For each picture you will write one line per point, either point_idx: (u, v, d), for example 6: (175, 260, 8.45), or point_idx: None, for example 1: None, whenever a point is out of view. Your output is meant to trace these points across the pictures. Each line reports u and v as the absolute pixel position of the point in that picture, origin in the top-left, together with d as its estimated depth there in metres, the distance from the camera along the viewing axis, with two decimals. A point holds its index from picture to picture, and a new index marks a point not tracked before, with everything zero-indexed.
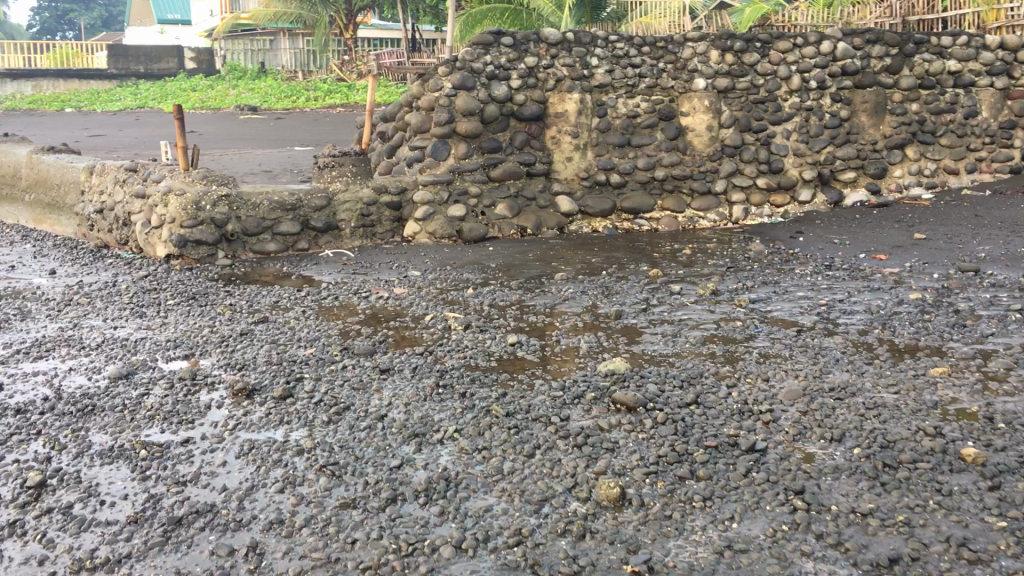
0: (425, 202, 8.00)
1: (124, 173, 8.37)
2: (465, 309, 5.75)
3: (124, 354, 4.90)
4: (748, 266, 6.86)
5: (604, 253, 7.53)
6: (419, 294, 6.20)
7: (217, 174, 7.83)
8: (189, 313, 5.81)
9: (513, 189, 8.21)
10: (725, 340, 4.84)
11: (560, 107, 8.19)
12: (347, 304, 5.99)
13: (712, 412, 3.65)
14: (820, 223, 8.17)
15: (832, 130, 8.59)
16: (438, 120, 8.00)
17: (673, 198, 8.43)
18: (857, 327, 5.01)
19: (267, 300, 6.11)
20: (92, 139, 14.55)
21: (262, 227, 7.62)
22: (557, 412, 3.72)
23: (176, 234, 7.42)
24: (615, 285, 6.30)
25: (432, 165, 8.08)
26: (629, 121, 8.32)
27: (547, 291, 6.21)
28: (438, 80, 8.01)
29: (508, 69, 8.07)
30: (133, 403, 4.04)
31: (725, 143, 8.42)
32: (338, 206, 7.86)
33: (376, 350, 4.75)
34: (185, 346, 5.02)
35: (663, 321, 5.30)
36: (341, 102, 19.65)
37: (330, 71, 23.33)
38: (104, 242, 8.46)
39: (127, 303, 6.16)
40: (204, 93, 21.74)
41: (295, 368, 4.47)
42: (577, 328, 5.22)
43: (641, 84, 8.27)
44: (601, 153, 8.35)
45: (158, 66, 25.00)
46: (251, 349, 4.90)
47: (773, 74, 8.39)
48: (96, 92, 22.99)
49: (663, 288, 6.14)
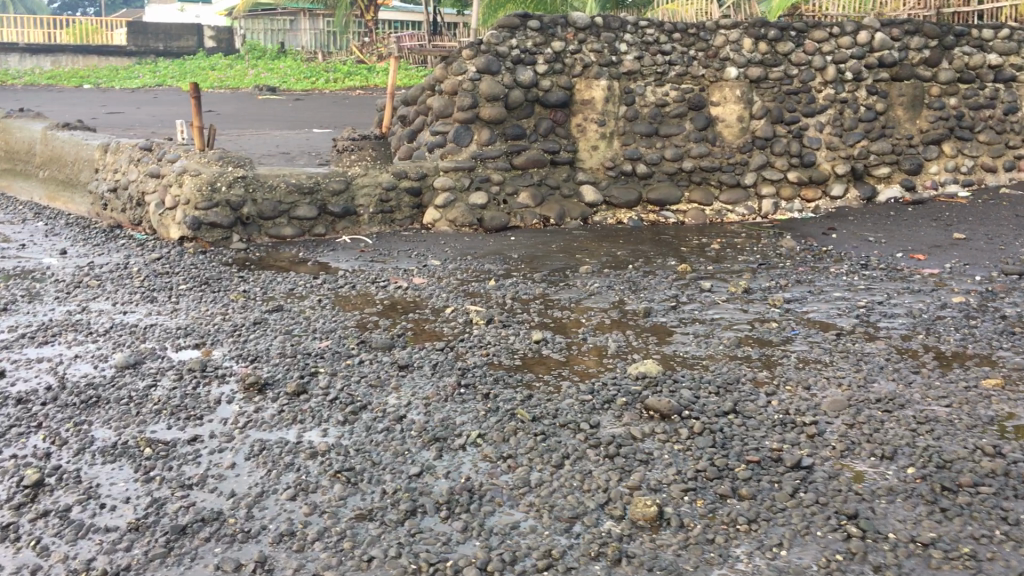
0: (446, 188, 7.78)
1: (139, 152, 8.20)
2: (486, 302, 5.53)
3: (132, 341, 4.71)
4: (780, 263, 6.61)
5: (629, 246, 7.29)
6: (439, 285, 5.99)
7: (233, 155, 7.64)
8: (202, 299, 5.62)
9: (536, 177, 7.97)
10: (760, 342, 4.61)
11: (587, 94, 7.94)
12: (364, 294, 5.78)
13: (752, 422, 3.41)
14: (853, 220, 7.89)
15: (867, 124, 8.29)
16: (461, 105, 7.78)
17: (700, 190, 8.20)
18: (899, 331, 4.76)
19: (282, 288, 5.92)
20: (109, 116, 14.42)
21: (278, 211, 7.43)
22: (586, 418, 3.51)
23: (190, 216, 7.23)
24: (643, 281, 6.06)
25: (454, 151, 7.88)
26: (657, 110, 8.06)
27: (572, 285, 5.98)
28: (462, 63, 7.78)
29: (534, 53, 7.84)
30: (140, 396, 3.85)
31: (757, 135, 8.17)
32: (357, 191, 7.65)
33: (394, 344, 4.55)
34: (195, 335, 4.82)
35: (694, 321, 5.07)
36: (362, 84, 19.42)
37: (350, 53, 23.08)
38: (117, 221, 8.29)
39: (138, 286, 5.97)
40: (223, 72, 21.58)
41: (309, 362, 4.27)
42: (604, 326, 4.99)
43: (671, 71, 8.00)
44: (628, 143, 8.09)
45: (177, 44, 24.88)
46: (264, 340, 4.70)
47: (808, 64, 8.10)
48: (115, 68, 22.88)
49: (692, 285, 5.90)
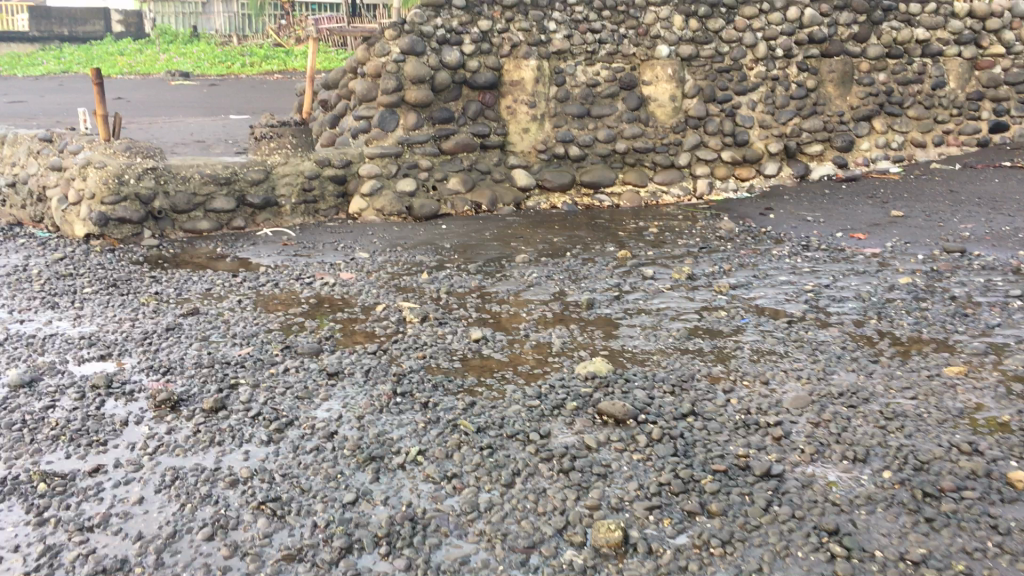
0: (372, 175, 7.41)
1: (39, 144, 7.64)
2: (420, 298, 5.20)
3: (28, 355, 4.28)
4: (721, 246, 6.42)
5: (565, 232, 7.04)
6: (368, 280, 5.64)
7: (143, 146, 7.16)
8: (109, 304, 5.18)
9: (467, 162, 7.67)
10: (710, 333, 4.39)
11: (516, 75, 7.62)
12: (288, 292, 5.40)
13: (713, 425, 3.16)
14: (790, 198, 7.77)
15: (799, 101, 8.15)
16: (385, 88, 7.37)
17: (635, 172, 7.96)
18: (851, 317, 4.58)
19: (197, 288, 5.50)
20: (10, 106, 13.61)
21: (192, 204, 6.98)
22: (535, 427, 3.23)
23: (97, 211, 6.72)
24: (582, 269, 5.81)
25: (380, 136, 7.51)
26: (589, 91, 7.79)
27: (508, 275, 5.69)
28: (385, 45, 7.39)
29: (461, 33, 7.46)
30: (35, 420, 3.44)
31: (690, 114, 7.95)
32: (277, 180, 7.24)
33: (322, 349, 4.19)
34: (100, 345, 4.40)
35: (640, 312, 4.82)
36: (280, 68, 18.78)
37: (267, 35, 22.33)
38: (17, 219, 7.72)
39: (38, 291, 5.50)
40: (133, 57, 20.67)
41: (228, 373, 3.90)
42: (546, 320, 4.71)
43: (601, 50, 7.73)
44: (560, 124, 7.81)
45: (82, 30, 23.74)
46: (178, 348, 4.30)
47: (739, 41, 7.91)
48: (17, 55, 21.78)
49: (634, 273, 5.66)
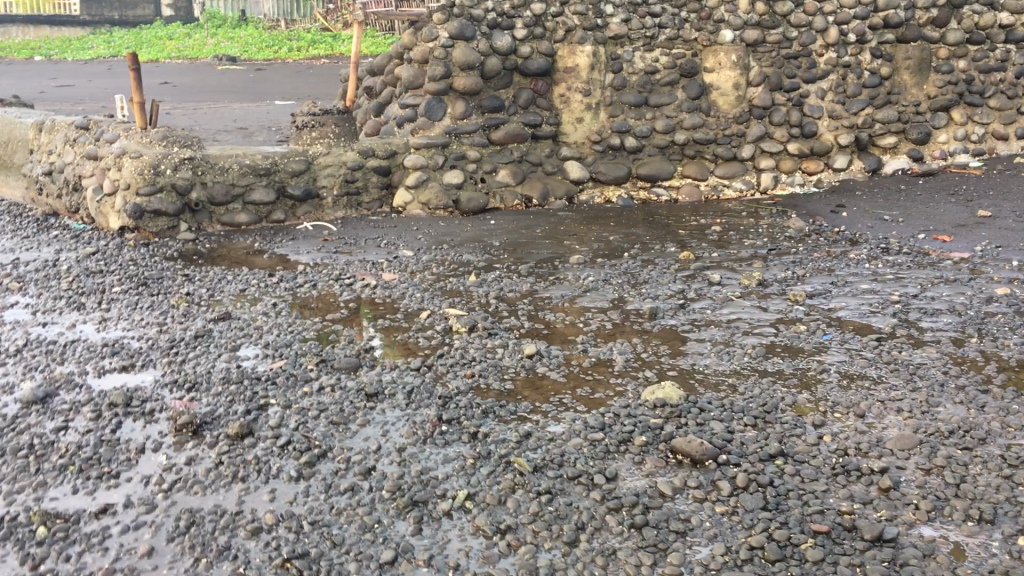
0: (417, 166, 7.03)
1: (75, 131, 7.36)
2: (467, 304, 4.81)
3: (45, 365, 3.97)
4: (791, 248, 5.94)
5: (622, 230, 6.60)
6: (412, 282, 5.27)
7: (178, 133, 6.81)
8: (137, 305, 4.86)
9: (517, 153, 7.25)
10: (789, 352, 3.95)
11: (570, 61, 7.17)
12: (326, 295, 5.06)
13: (808, 471, 2.73)
14: (863, 194, 7.26)
15: (872, 90, 7.60)
16: (433, 75, 7.01)
17: (694, 164, 7.49)
18: (948, 335, 4.09)
19: (232, 289, 5.17)
20: (56, 90, 13.47)
21: (231, 195, 6.65)
22: (600, 467, 2.83)
23: (131, 203, 6.44)
24: (642, 272, 5.39)
25: (426, 126, 7.13)
26: (647, 78, 7.32)
27: (562, 279, 5.29)
28: (433, 29, 6.97)
29: (512, 17, 7.06)
30: (42, 446, 3.12)
31: (754, 104, 7.44)
32: (318, 171, 6.88)
33: (361, 364, 3.84)
34: (123, 354, 4.08)
35: (709, 324, 4.38)
36: (325, 53, 18.46)
37: (314, 19, 21.99)
38: (53, 208, 7.47)
39: (65, 289, 5.20)
40: (181, 42, 20.53)
41: (257, 391, 3.56)
42: (606, 333, 4.29)
43: (661, 35, 7.26)
44: (615, 114, 7.34)
45: (132, 13, 23.77)
46: (205, 360, 3.97)
47: (808, 26, 7.36)
48: (68, 39, 21.72)
49: (699, 277, 5.22)
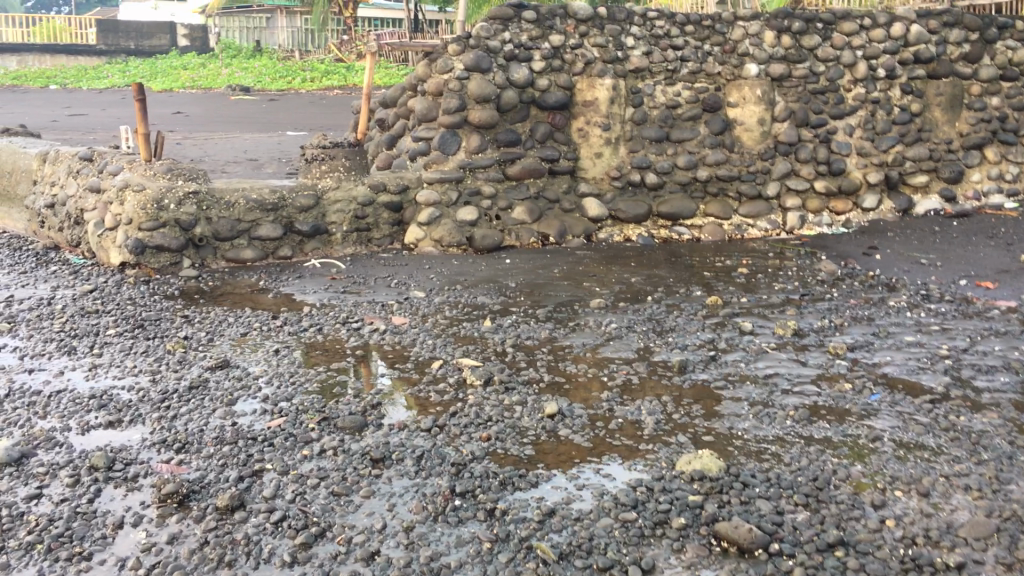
0: (430, 203, 6.74)
1: (79, 163, 7.09)
2: (482, 352, 4.50)
3: (25, 420, 3.65)
4: (825, 293, 5.62)
5: (643, 271, 6.29)
6: (423, 327, 4.96)
7: (184, 166, 6.51)
8: (131, 351, 4.55)
9: (533, 190, 6.95)
10: (834, 414, 3.61)
11: (589, 95, 6.91)
12: (332, 341, 4.75)
13: (874, 567, 2.48)
14: (896, 236, 6.90)
15: (902, 127, 7.27)
16: (447, 107, 6.72)
17: (718, 203, 7.16)
18: (1009, 397, 3.75)
19: (232, 332, 4.86)
20: (68, 119, 13.39)
21: (236, 231, 6.36)
22: (636, 556, 2.54)
23: (133, 238, 6.15)
24: (668, 319, 5.06)
25: (439, 160, 6.83)
26: (668, 112, 7.04)
27: (582, 325, 4.96)
28: (448, 60, 6.73)
29: (530, 49, 6.80)
30: (10, 518, 2.82)
31: (780, 140, 7.15)
32: (327, 207, 6.60)
33: (366, 425, 3.51)
34: (110, 408, 3.76)
35: (744, 380, 4.05)
36: (339, 84, 18.27)
37: (329, 51, 21.84)
38: (54, 242, 7.20)
39: (57, 331, 4.91)
40: (196, 72, 20.44)
41: (250, 455, 3.24)
42: (631, 388, 3.95)
43: (683, 69, 7.00)
44: (636, 149, 7.06)
45: (149, 43, 23.76)
46: (198, 416, 3.64)
47: (836, 60, 7.10)
48: (83, 69, 21.65)
49: (729, 325, 4.89)
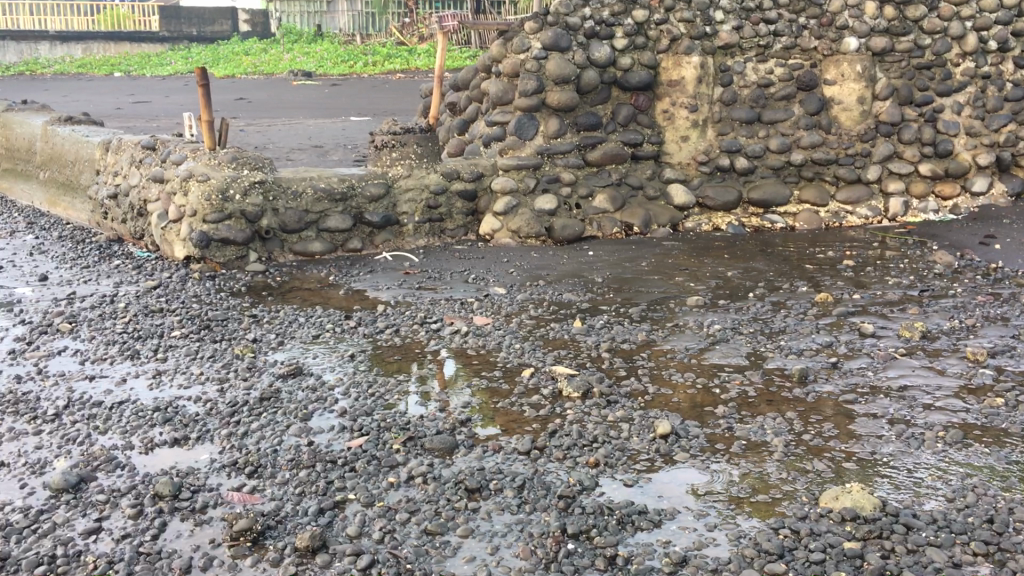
0: (506, 191, 6.34)
1: (142, 151, 6.80)
2: (575, 358, 4.09)
3: (84, 436, 3.35)
4: (948, 288, 5.09)
5: (739, 263, 5.80)
6: (507, 328, 4.57)
7: (250, 154, 6.18)
8: (197, 355, 4.25)
9: (615, 176, 6.51)
10: (993, 436, 3.13)
11: (675, 74, 6.41)
12: (410, 344, 4.38)
13: None
14: (1013, 223, 6.32)
15: (1015, 104, 6.65)
16: (524, 90, 6.29)
17: (813, 188, 6.63)
18: None
19: (303, 334, 4.53)
20: (134, 106, 13.26)
21: (304, 222, 6.02)
22: None
23: (198, 230, 5.82)
24: (775, 319, 4.60)
25: (516, 145, 6.40)
26: (760, 91, 6.52)
27: (682, 326, 4.53)
28: (525, 40, 6.30)
29: (612, 25, 6.33)
30: (66, 560, 2.52)
31: (881, 119, 6.56)
32: (399, 196, 6.23)
33: (458, 445, 3.14)
34: (176, 422, 3.44)
35: (877, 392, 3.58)
36: (401, 68, 17.94)
37: (389, 34, 21.52)
38: (119, 234, 6.96)
39: (120, 333, 4.62)
40: (258, 57, 20.26)
41: (330, 482, 2.90)
42: (750, 403, 3.51)
43: (776, 44, 6.46)
44: (725, 131, 6.55)
45: (211, 29, 23.74)
46: (271, 434, 3.30)
47: (944, 32, 6.46)
48: (148, 56, 21.66)
49: (846, 327, 4.41)
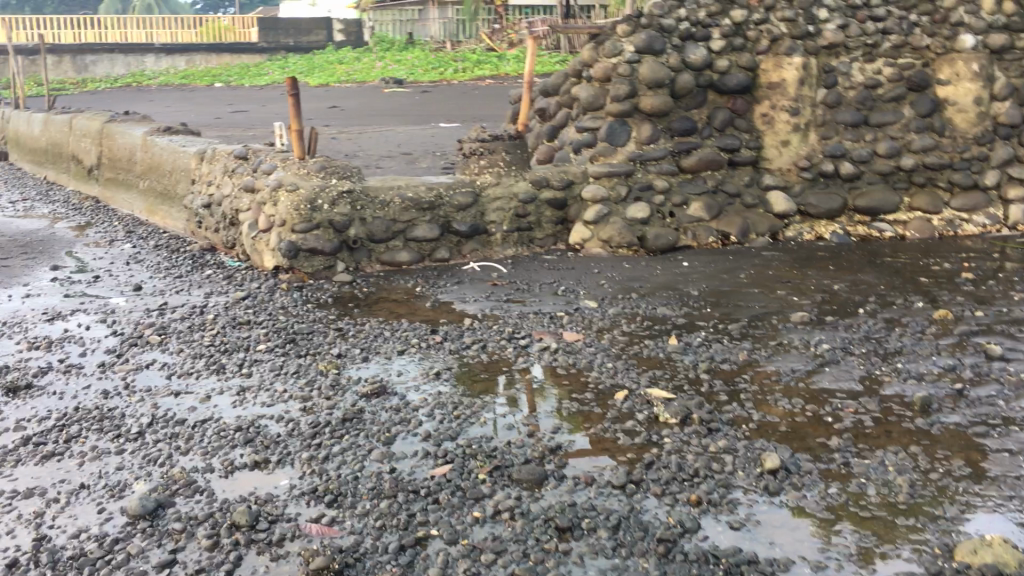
0: (597, 199, 6.08)
1: (234, 161, 6.80)
2: (672, 380, 3.84)
3: (166, 457, 3.25)
4: None
5: (846, 275, 5.45)
6: (600, 345, 4.34)
7: (338, 164, 6.11)
8: (281, 371, 4.14)
9: (711, 183, 6.18)
10: None
11: (775, 75, 6.10)
12: (499, 362, 4.20)
13: None
14: None
15: None
16: (616, 95, 6.06)
17: (925, 195, 6.19)
18: None
19: (390, 350, 4.39)
20: (231, 116, 13.46)
21: (392, 232, 5.88)
22: None
23: (286, 240, 5.74)
24: (890, 338, 4.26)
25: (607, 152, 6.16)
26: (867, 93, 6.13)
27: (786, 345, 4.24)
28: (617, 43, 6.06)
29: (709, 26, 6.08)
30: None
31: (1000, 121, 6.14)
32: (487, 205, 6.06)
33: (547, 477, 2.93)
34: (257, 444, 3.32)
35: (1010, 425, 3.25)
36: (491, 74, 17.84)
37: (479, 41, 21.43)
38: (211, 243, 6.98)
39: (208, 346, 4.55)
40: (350, 66, 20.44)
41: (412, 515, 2.73)
42: (867, 435, 3.21)
43: (885, 43, 6.08)
44: (829, 136, 6.18)
45: (306, 39, 24.16)
46: (352, 458, 3.15)
47: None
48: (245, 67, 22.13)
49: (970, 349, 4.06)
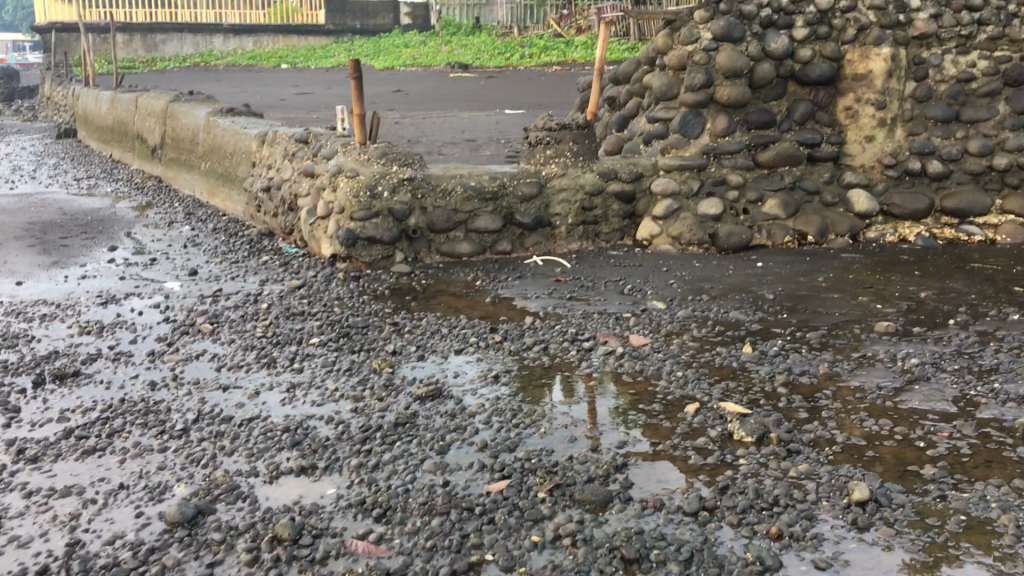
0: (667, 194, 5.81)
1: (294, 145, 6.67)
2: (745, 393, 3.58)
3: (209, 458, 3.10)
4: None
5: (933, 282, 5.10)
6: (668, 351, 4.10)
7: (399, 150, 5.80)
8: (334, 367, 3.98)
9: (789, 179, 5.86)
10: None
11: (861, 66, 5.69)
12: (560, 366, 3.97)
13: None
14: None
15: None
16: (690, 84, 5.78)
17: (1019, 197, 5.73)
18: None
19: (446, 349, 4.19)
20: (297, 98, 13.46)
21: (453, 222, 5.68)
22: None
23: (345, 228, 5.59)
24: (986, 355, 3.93)
25: (679, 144, 5.86)
26: (959, 87, 5.71)
27: (870, 358, 3.94)
28: (693, 29, 5.78)
29: (792, 13, 5.70)
30: None
31: None
32: (551, 197, 5.81)
33: (612, 498, 2.71)
34: (304, 447, 3.14)
35: None
36: (558, 60, 17.53)
37: (547, 25, 21.07)
38: (270, 228, 6.87)
39: (260, 337, 4.41)
40: (417, 49, 20.32)
41: (466, 537, 2.53)
42: (965, 464, 2.92)
43: (980, 34, 5.63)
44: (916, 132, 5.78)
45: (374, 22, 24.19)
46: (403, 468, 2.96)
47: None
48: (313, 49, 22.24)
49: None
